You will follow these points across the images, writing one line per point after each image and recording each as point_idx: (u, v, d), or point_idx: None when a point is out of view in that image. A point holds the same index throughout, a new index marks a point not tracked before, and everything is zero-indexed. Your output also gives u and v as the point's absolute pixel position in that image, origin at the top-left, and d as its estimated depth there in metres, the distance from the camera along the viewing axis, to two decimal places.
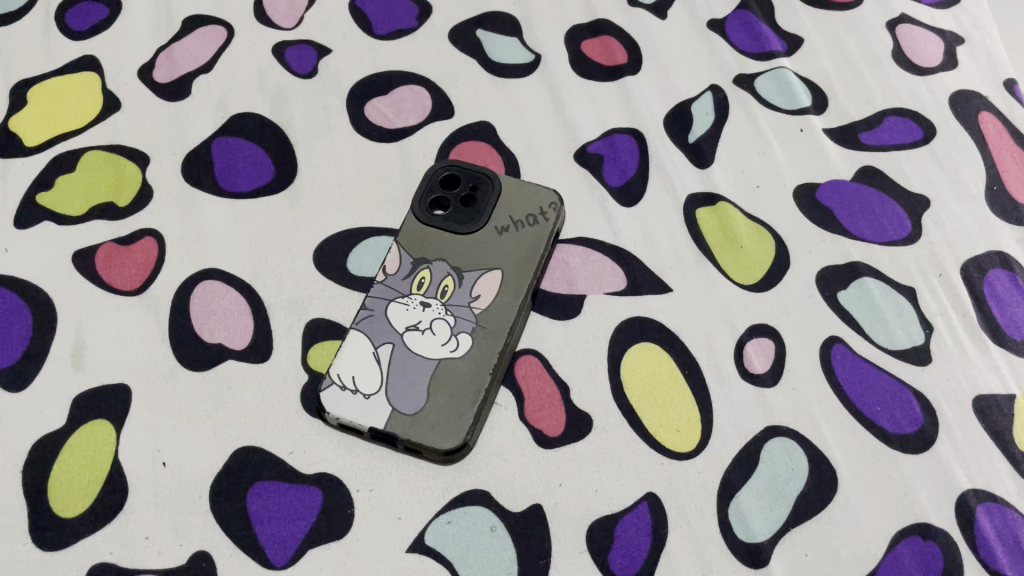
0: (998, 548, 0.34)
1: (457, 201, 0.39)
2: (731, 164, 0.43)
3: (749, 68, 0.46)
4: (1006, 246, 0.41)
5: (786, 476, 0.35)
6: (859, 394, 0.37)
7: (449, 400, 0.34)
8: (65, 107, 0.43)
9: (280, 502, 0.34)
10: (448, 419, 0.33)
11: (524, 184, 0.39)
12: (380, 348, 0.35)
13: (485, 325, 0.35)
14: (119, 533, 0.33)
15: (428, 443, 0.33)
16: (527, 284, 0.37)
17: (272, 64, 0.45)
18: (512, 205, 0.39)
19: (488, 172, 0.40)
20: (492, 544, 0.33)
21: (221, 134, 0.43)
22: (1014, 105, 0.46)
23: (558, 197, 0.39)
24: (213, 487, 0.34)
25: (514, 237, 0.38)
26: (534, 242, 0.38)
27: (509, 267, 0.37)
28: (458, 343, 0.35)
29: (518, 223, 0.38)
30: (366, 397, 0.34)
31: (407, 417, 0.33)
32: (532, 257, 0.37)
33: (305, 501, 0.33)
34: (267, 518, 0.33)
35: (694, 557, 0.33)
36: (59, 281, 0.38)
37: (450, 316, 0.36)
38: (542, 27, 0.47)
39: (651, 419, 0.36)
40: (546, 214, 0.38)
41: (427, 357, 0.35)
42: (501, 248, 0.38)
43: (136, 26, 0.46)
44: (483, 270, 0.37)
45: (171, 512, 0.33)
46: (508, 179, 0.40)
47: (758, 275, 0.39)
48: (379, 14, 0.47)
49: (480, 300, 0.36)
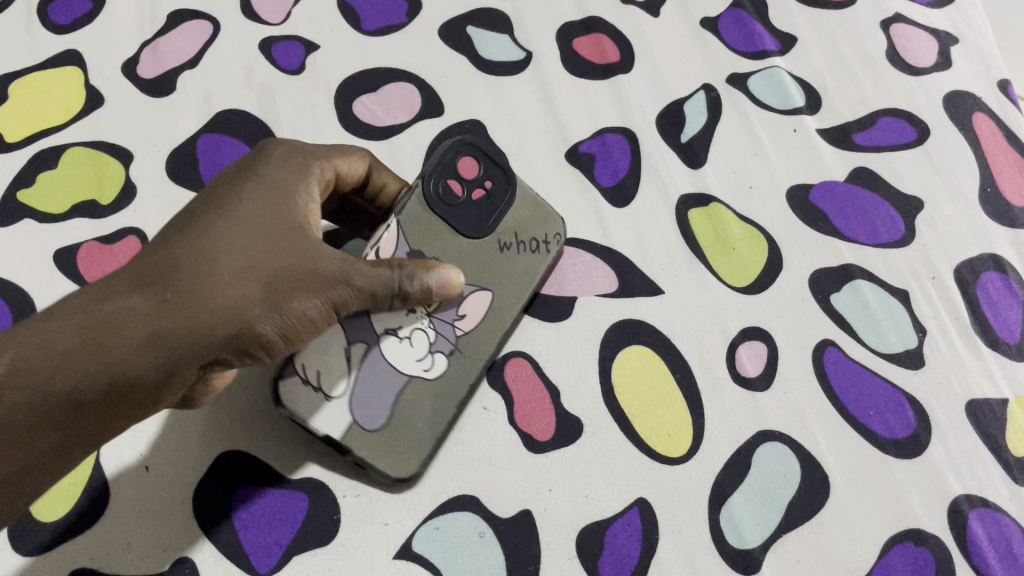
0: (990, 553, 0.34)
1: (469, 194, 0.36)
2: (724, 165, 0.42)
3: (742, 67, 0.45)
4: (999, 250, 0.41)
5: (778, 481, 0.34)
6: (851, 398, 0.36)
7: (410, 428, 0.33)
8: (47, 104, 0.42)
9: (302, 292, 0.29)
10: (404, 445, 0.33)
11: (538, 204, 0.37)
12: (352, 345, 0.33)
13: (463, 351, 0.34)
14: (216, 240, 0.29)
15: (379, 466, 0.32)
16: (511, 314, 0.35)
17: (259, 61, 0.44)
18: (521, 219, 0.37)
19: (511, 172, 0.37)
20: (480, 550, 0.32)
21: (206, 131, 0.42)
22: (1009, 107, 0.45)
23: (565, 229, 0.37)
24: (202, 301, 0.28)
25: (512, 258, 0.36)
26: (530, 270, 0.36)
27: (497, 290, 0.35)
28: (432, 364, 0.34)
29: (520, 245, 0.36)
30: (328, 399, 0.32)
31: (368, 434, 0.32)
32: (521, 285, 0.36)
33: (346, 272, 0.30)
34: (297, 270, 0.29)
35: (685, 565, 0.33)
36: (41, 280, 0.37)
37: (432, 330, 0.34)
38: (534, 24, 0.46)
39: (642, 423, 0.35)
40: (549, 244, 0.37)
41: (399, 369, 0.33)
42: (495, 267, 0.36)
43: (121, 20, 0.45)
44: (474, 285, 0.35)
45: (147, 311, 0.27)
46: (527, 188, 0.37)
47: (750, 277, 0.39)
48: (367, 9, 0.46)
49: (463, 321, 0.35)
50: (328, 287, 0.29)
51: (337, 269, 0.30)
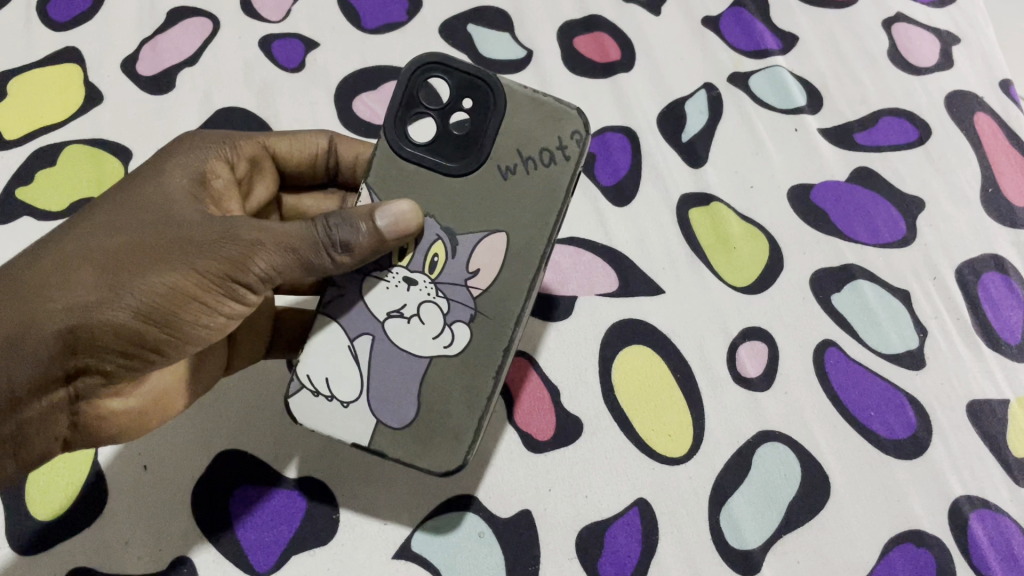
0: (990, 554, 0.34)
1: (446, 122, 0.29)
2: (725, 164, 0.42)
3: (743, 66, 0.45)
4: (1001, 251, 0.41)
5: (778, 482, 0.34)
6: (852, 399, 0.36)
7: (445, 415, 0.29)
8: (46, 101, 0.42)
9: (174, 264, 0.25)
10: (443, 436, 0.29)
11: (537, 103, 0.29)
12: (356, 340, 0.29)
13: (486, 312, 0.29)
14: (94, 229, 0.26)
15: (420, 466, 0.29)
16: (539, 255, 0.29)
17: (258, 59, 0.44)
18: (521, 132, 0.29)
19: (485, 75, 0.29)
20: (480, 550, 0.32)
21: (205, 128, 0.42)
22: (1010, 107, 0.45)
23: (583, 124, 0.29)
24: (43, 297, 0.25)
25: (523, 184, 0.29)
26: (551, 190, 0.29)
27: (516, 229, 0.29)
28: (452, 337, 0.29)
29: (528, 162, 0.29)
30: (344, 405, 0.29)
31: (400, 431, 0.29)
32: (545, 215, 0.29)
33: (233, 231, 0.26)
34: (181, 240, 0.26)
35: (685, 565, 0.33)
36: None
37: (442, 299, 0.29)
38: (534, 22, 0.46)
39: (642, 423, 0.35)
40: (566, 150, 0.29)
41: (416, 353, 0.29)
42: (506, 200, 0.29)
43: (120, 17, 0.45)
44: (484, 233, 0.29)
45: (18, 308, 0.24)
46: (517, 87, 0.29)
47: (750, 277, 0.39)
48: (367, 7, 0.46)
49: (478, 278, 0.29)
50: (211, 251, 0.26)
51: (225, 233, 0.26)
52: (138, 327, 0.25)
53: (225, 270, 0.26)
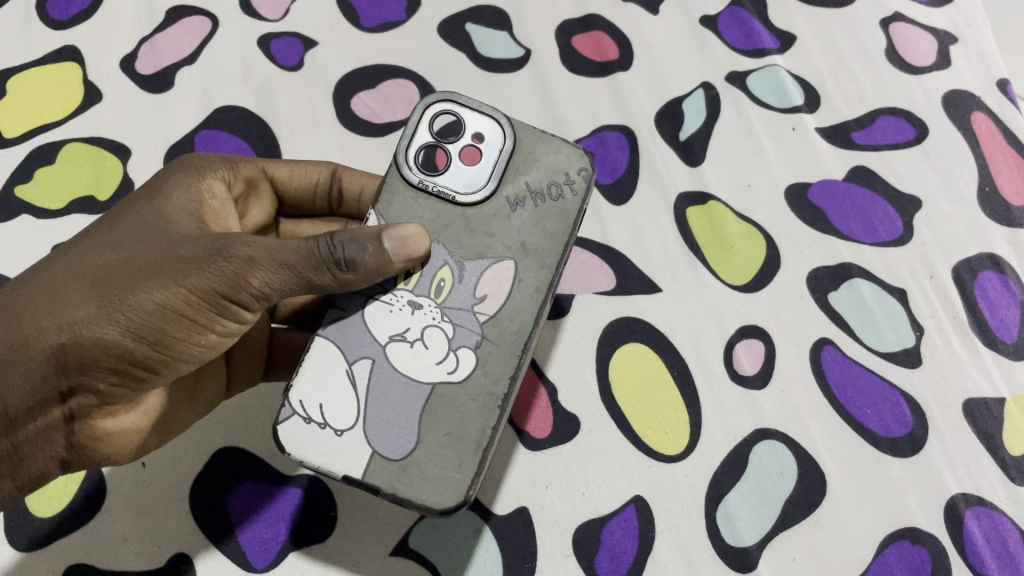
0: (986, 552, 0.34)
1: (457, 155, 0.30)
2: (722, 163, 0.42)
3: (741, 65, 0.45)
4: (998, 249, 0.41)
5: (775, 479, 0.34)
6: (848, 397, 0.36)
7: (446, 445, 0.27)
8: (45, 99, 0.42)
9: (163, 280, 0.25)
10: (442, 470, 0.27)
11: (546, 141, 0.30)
12: (356, 365, 0.28)
13: (493, 340, 0.28)
14: (90, 250, 0.27)
15: (417, 501, 0.26)
16: (546, 281, 0.29)
17: (257, 57, 0.44)
18: (531, 167, 0.30)
19: (496, 113, 0.30)
20: (477, 547, 0.33)
21: (204, 126, 0.42)
22: (1008, 106, 0.45)
23: (590, 161, 0.30)
24: (37, 317, 0.25)
25: (532, 215, 0.29)
26: (559, 222, 0.29)
27: (524, 257, 0.29)
28: (457, 363, 0.28)
29: (537, 195, 0.29)
30: (338, 433, 0.27)
31: (396, 464, 0.27)
32: (553, 244, 0.29)
33: (223, 246, 0.26)
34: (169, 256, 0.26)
35: (681, 562, 0.33)
36: None
37: (447, 324, 0.28)
38: (533, 21, 0.46)
39: (639, 421, 0.35)
40: (573, 183, 0.30)
41: (418, 380, 0.28)
42: (515, 230, 0.29)
43: (118, 15, 0.45)
44: (492, 260, 0.29)
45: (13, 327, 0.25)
46: (526, 128, 0.30)
47: (747, 275, 0.39)
48: (366, 6, 0.46)
49: (485, 303, 0.29)
50: (201, 268, 0.25)
51: (216, 246, 0.26)
52: (127, 345, 0.25)
53: (220, 288, 0.26)
